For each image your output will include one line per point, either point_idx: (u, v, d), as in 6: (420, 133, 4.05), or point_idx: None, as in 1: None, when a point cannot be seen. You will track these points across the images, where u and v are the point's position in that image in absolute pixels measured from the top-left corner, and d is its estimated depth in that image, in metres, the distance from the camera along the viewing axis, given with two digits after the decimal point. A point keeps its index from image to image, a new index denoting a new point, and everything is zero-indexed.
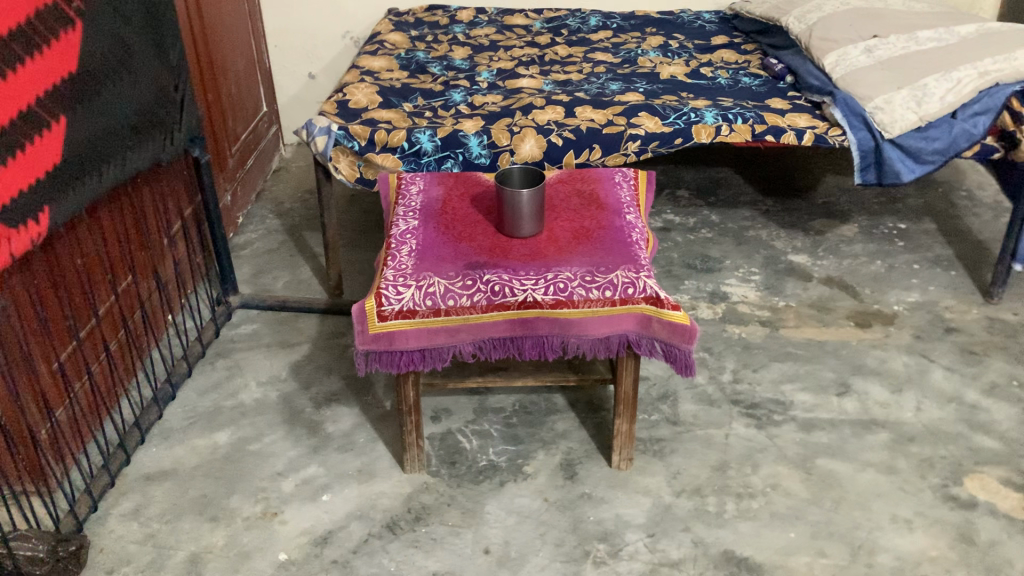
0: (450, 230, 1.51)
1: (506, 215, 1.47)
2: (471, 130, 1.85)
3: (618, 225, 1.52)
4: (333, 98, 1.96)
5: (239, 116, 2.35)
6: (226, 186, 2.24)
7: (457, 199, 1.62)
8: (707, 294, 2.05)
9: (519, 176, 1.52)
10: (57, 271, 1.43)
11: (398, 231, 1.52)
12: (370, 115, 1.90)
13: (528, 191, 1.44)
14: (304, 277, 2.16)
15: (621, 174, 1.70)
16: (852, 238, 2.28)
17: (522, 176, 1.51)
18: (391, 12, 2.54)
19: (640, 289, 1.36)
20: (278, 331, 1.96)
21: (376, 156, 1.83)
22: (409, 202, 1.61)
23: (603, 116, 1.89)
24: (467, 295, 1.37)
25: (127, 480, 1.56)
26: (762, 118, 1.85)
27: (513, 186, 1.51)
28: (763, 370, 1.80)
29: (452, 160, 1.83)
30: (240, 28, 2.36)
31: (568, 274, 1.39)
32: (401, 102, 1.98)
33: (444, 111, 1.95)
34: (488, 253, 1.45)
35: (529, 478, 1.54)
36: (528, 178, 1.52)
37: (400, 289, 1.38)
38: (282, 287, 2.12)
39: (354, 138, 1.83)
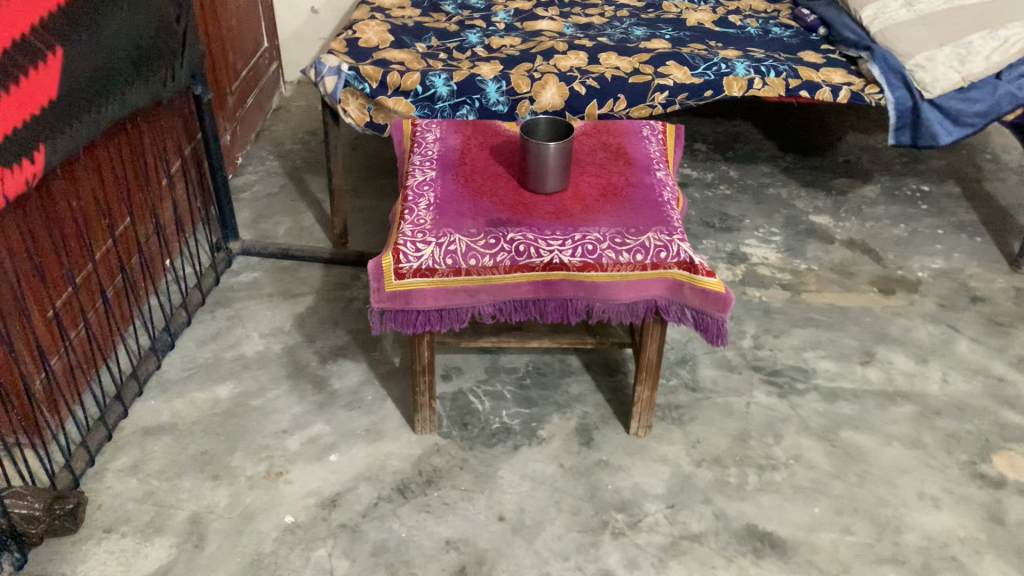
0: (470, 183, 1.44)
1: (530, 169, 1.39)
2: (489, 75, 1.75)
3: (647, 183, 1.45)
4: (342, 36, 1.86)
5: (239, 51, 2.23)
6: (226, 125, 2.14)
7: (476, 150, 1.53)
8: (726, 255, 2.00)
9: (544, 127, 1.42)
10: (53, 215, 1.34)
11: (414, 183, 1.44)
12: (382, 55, 1.80)
13: (555, 144, 1.35)
14: (307, 224, 2.07)
15: (649, 127, 1.62)
16: (875, 199, 2.21)
17: (548, 128, 1.42)
18: None
19: (672, 254, 1.30)
20: (280, 281, 1.88)
21: (388, 99, 1.74)
22: (426, 151, 1.52)
23: (629, 65, 1.79)
24: (489, 255, 1.30)
25: (125, 434, 1.49)
26: (795, 73, 1.76)
27: (538, 137, 1.42)
28: (785, 335, 1.75)
29: (467, 106, 1.74)
30: None
31: (597, 235, 1.32)
32: (414, 42, 1.87)
33: (460, 53, 1.84)
34: (511, 210, 1.37)
35: (543, 443, 1.48)
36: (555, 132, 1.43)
37: (419, 246, 1.30)
38: (285, 233, 2.04)
39: (365, 79, 1.74)
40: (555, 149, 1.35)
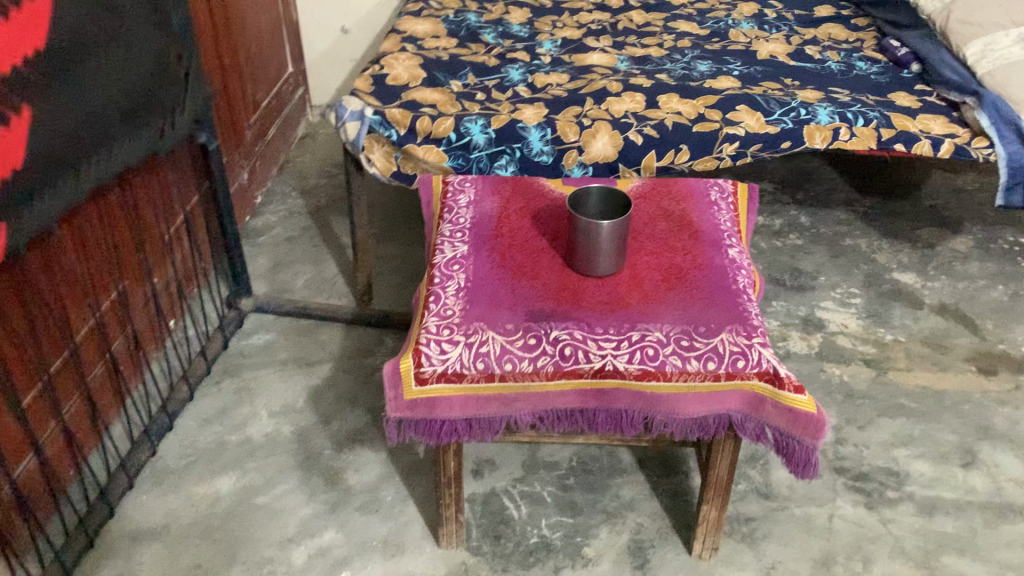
0: (507, 261, 1.22)
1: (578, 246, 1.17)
2: (532, 122, 1.54)
3: (718, 263, 1.21)
4: (367, 71, 1.65)
5: (260, 80, 2.04)
6: (243, 163, 1.95)
7: (515, 217, 1.31)
8: (799, 321, 1.76)
9: (595, 199, 1.20)
10: (18, 300, 1.15)
11: (442, 259, 1.22)
12: (412, 95, 1.60)
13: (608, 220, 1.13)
14: (329, 275, 1.87)
15: (717, 189, 1.38)
16: (967, 254, 1.95)
17: (601, 200, 1.20)
18: None
19: (752, 362, 1.07)
20: (295, 345, 1.68)
21: (417, 147, 1.54)
22: (457, 218, 1.31)
23: (692, 109, 1.56)
24: (529, 358, 1.08)
25: (110, 539, 1.30)
26: (888, 121, 1.52)
27: (588, 208, 1.20)
28: (871, 427, 1.52)
29: (507, 155, 1.53)
30: None
31: (659, 335, 1.09)
32: (449, 79, 1.67)
33: (500, 93, 1.64)
34: (556, 298, 1.15)
35: (589, 565, 1.26)
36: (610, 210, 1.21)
37: (445, 345, 1.08)
38: (304, 286, 1.84)
39: (392, 124, 1.54)
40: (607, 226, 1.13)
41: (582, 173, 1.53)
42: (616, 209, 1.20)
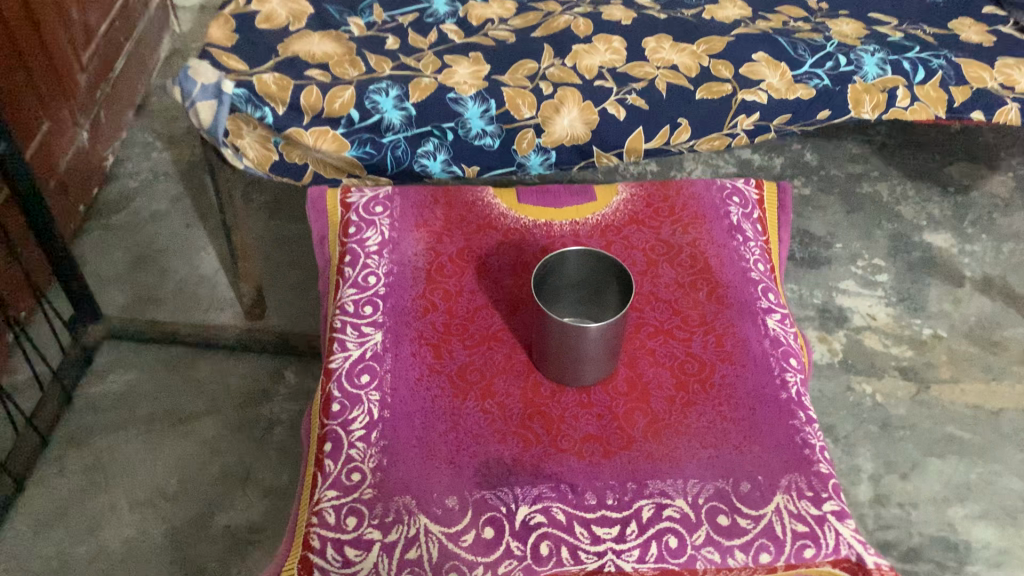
0: (445, 364, 0.81)
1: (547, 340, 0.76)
2: (468, 90, 1.08)
3: (755, 350, 0.82)
4: (228, 7, 1.17)
5: None
6: (79, 120, 1.47)
7: (452, 271, 0.89)
8: (816, 312, 1.40)
9: (575, 270, 0.79)
10: None
11: (343, 366, 0.81)
12: (294, 48, 1.12)
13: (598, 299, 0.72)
14: (207, 273, 1.44)
15: (738, 203, 0.97)
16: (1009, 200, 1.59)
17: (584, 270, 0.79)
18: None
19: (826, 546, 0.70)
20: (166, 389, 1.28)
21: (305, 133, 1.08)
22: (365, 277, 0.88)
23: (693, 61, 1.11)
24: (485, 562, 0.69)
25: None
26: (958, 72, 1.10)
27: (563, 276, 0.79)
28: (917, 474, 1.19)
29: (435, 138, 1.09)
30: None
31: (681, 508, 0.71)
32: (346, 15, 1.19)
33: (420, 36, 1.17)
34: (521, 438, 0.75)
35: None
36: (602, 292, 0.80)
37: (352, 548, 0.69)
38: (175, 293, 1.41)
39: (265, 100, 1.06)
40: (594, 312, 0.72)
41: (541, 159, 1.11)
42: (609, 284, 0.78)
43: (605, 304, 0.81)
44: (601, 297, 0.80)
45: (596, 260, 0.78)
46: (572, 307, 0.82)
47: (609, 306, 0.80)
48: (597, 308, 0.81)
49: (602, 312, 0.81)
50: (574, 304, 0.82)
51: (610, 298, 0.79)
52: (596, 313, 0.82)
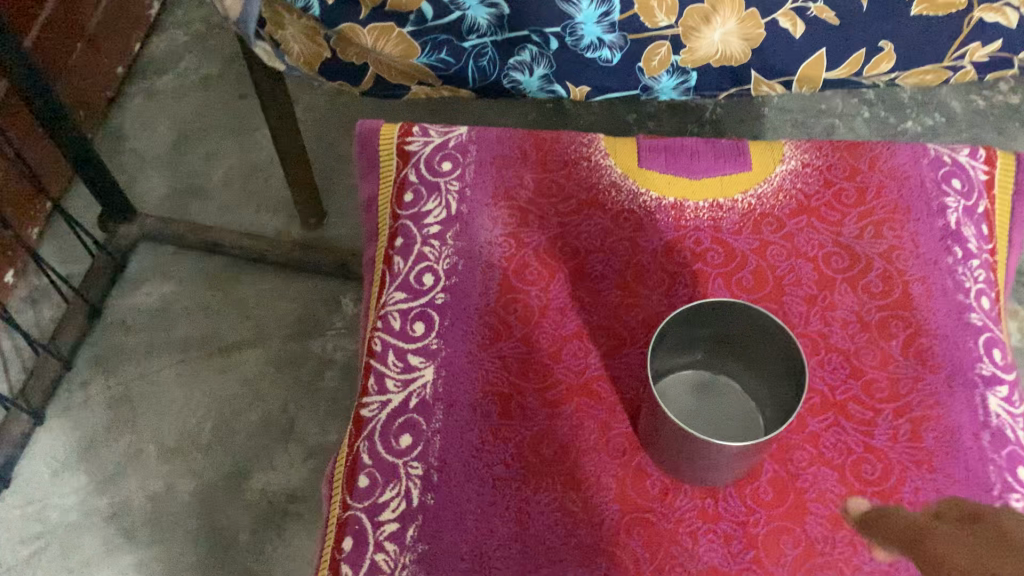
0: (515, 430, 0.58)
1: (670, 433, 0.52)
2: None
3: (967, 452, 0.57)
4: None
5: None
6: None
7: (537, 278, 0.65)
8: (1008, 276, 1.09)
9: (716, 320, 0.54)
10: None
11: (379, 418, 0.59)
12: None
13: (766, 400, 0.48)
14: (260, 161, 1.22)
15: (961, 191, 0.67)
16: None
17: (758, 330, 0.53)
18: None
19: None
20: (205, 309, 1.09)
21: (362, 31, 0.80)
22: (419, 277, 0.65)
23: None
24: None
25: None
26: None
27: (721, 326, 0.54)
28: None
29: (533, 45, 0.80)
30: None
31: None
32: None
33: None
34: (614, 560, 0.54)
35: None
36: (750, 349, 0.55)
37: None
38: (222, 185, 1.20)
39: None
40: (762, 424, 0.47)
41: (676, 83, 0.82)
42: (768, 346, 0.53)
43: (750, 362, 0.56)
44: (750, 354, 0.55)
45: (755, 315, 0.52)
46: (699, 358, 0.57)
47: (758, 366, 0.55)
48: (736, 363, 0.57)
49: (743, 369, 0.57)
50: (703, 354, 0.57)
51: (762, 359, 0.55)
52: (731, 368, 0.57)
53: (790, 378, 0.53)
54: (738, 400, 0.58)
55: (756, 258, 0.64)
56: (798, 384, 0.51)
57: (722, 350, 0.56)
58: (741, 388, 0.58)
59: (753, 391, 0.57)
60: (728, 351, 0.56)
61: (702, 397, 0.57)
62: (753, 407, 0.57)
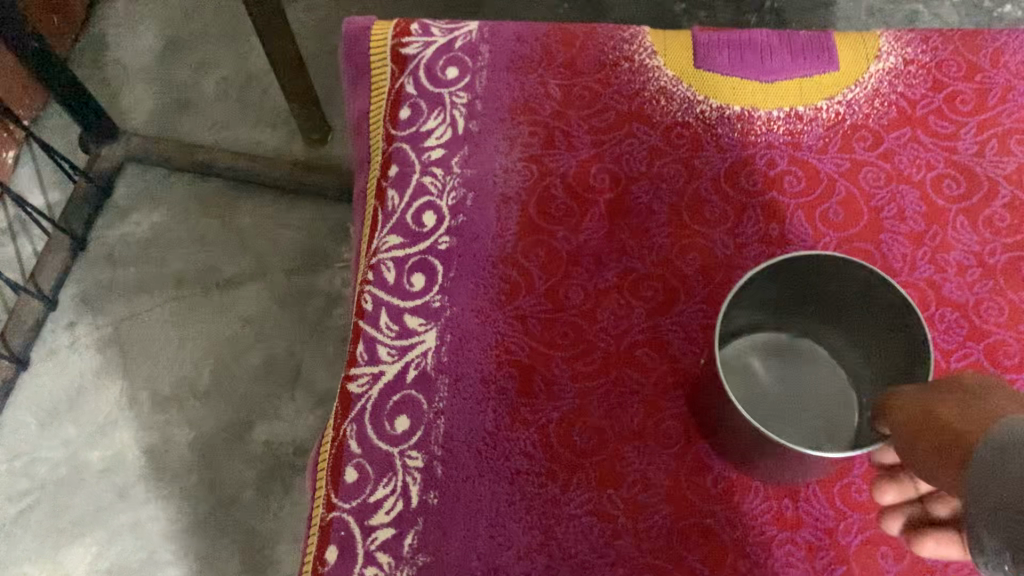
0: (541, 409, 0.47)
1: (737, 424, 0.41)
2: None
3: None
4: None
5: None
6: None
7: (567, 214, 0.52)
8: None
9: (808, 280, 0.42)
10: None
11: (369, 395, 0.47)
12: None
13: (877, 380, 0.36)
14: (257, 69, 1.08)
15: None
16: None
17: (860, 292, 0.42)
18: None
19: None
20: (200, 239, 0.98)
21: None
22: (419, 215, 0.52)
23: None
24: None
25: None
26: None
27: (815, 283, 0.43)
28: None
29: None
30: None
31: None
32: None
33: None
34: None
35: None
36: (853, 314, 0.43)
37: None
38: (216, 97, 1.07)
39: None
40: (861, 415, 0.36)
41: None
42: (874, 314, 0.42)
43: (845, 324, 0.45)
44: (847, 317, 0.44)
45: (862, 278, 0.41)
46: (783, 317, 0.46)
47: (858, 331, 0.44)
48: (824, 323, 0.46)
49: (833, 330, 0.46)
50: (787, 313, 0.46)
51: (862, 323, 0.43)
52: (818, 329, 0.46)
53: (898, 352, 0.42)
54: (830, 374, 0.47)
55: (845, 186, 0.51)
56: (910, 360, 0.40)
57: (813, 311, 0.45)
58: (829, 355, 0.47)
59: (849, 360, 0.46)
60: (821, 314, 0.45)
61: (785, 367, 0.47)
62: (848, 382, 0.46)
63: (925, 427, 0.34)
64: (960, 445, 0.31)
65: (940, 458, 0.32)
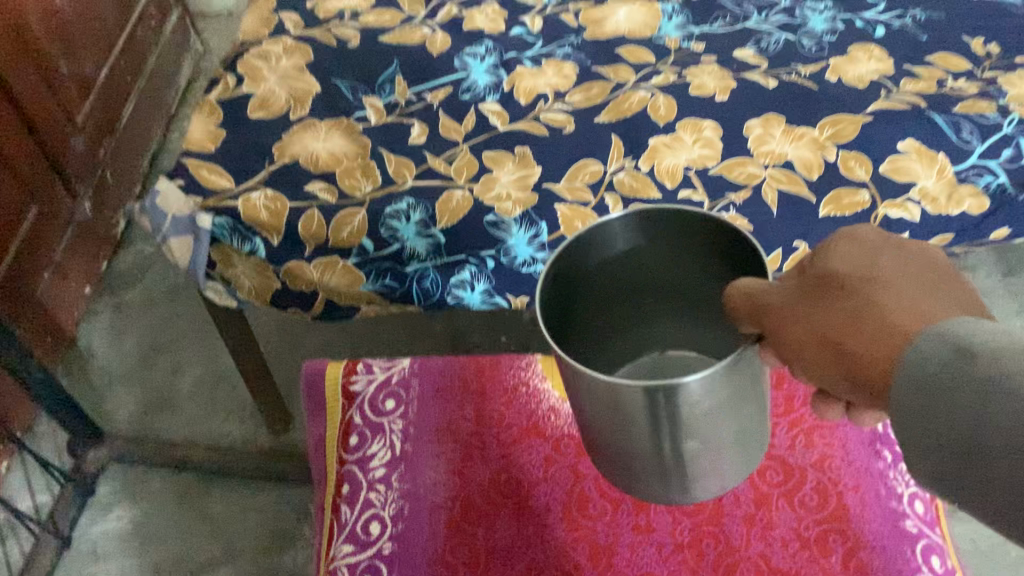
0: None
1: (631, 440, 0.47)
2: (512, 208, 0.83)
3: None
4: (214, 91, 0.96)
5: (85, 42, 1.32)
6: (79, 190, 1.27)
7: (485, 513, 0.67)
8: None
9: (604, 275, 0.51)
10: None
11: None
12: (294, 154, 0.88)
13: (742, 344, 0.41)
14: (227, 368, 1.24)
15: None
16: None
17: (650, 250, 0.51)
18: None
19: None
20: (175, 529, 1.09)
21: (307, 265, 0.83)
22: (367, 526, 0.66)
23: (815, 154, 0.82)
24: None
25: None
26: None
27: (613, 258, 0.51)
28: None
29: (473, 266, 0.82)
30: None
31: None
32: (360, 94, 0.94)
33: (451, 123, 0.91)
34: None
35: None
36: (653, 265, 0.51)
37: None
38: (191, 396, 1.22)
39: (252, 227, 0.83)
40: (725, 373, 0.42)
41: None
42: (669, 265, 0.51)
43: (668, 294, 0.53)
44: (660, 285, 0.53)
45: (625, 244, 0.50)
46: (631, 317, 0.55)
47: (685, 289, 0.53)
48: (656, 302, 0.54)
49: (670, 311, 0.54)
50: (633, 311, 0.55)
51: (682, 282, 0.52)
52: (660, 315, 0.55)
53: (705, 273, 0.50)
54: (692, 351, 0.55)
55: None
56: (714, 257, 0.48)
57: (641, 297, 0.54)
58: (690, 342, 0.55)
59: (680, 320, 0.55)
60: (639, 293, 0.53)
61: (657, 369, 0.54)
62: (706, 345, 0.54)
63: (808, 331, 0.38)
64: (862, 340, 0.36)
65: (839, 353, 0.37)
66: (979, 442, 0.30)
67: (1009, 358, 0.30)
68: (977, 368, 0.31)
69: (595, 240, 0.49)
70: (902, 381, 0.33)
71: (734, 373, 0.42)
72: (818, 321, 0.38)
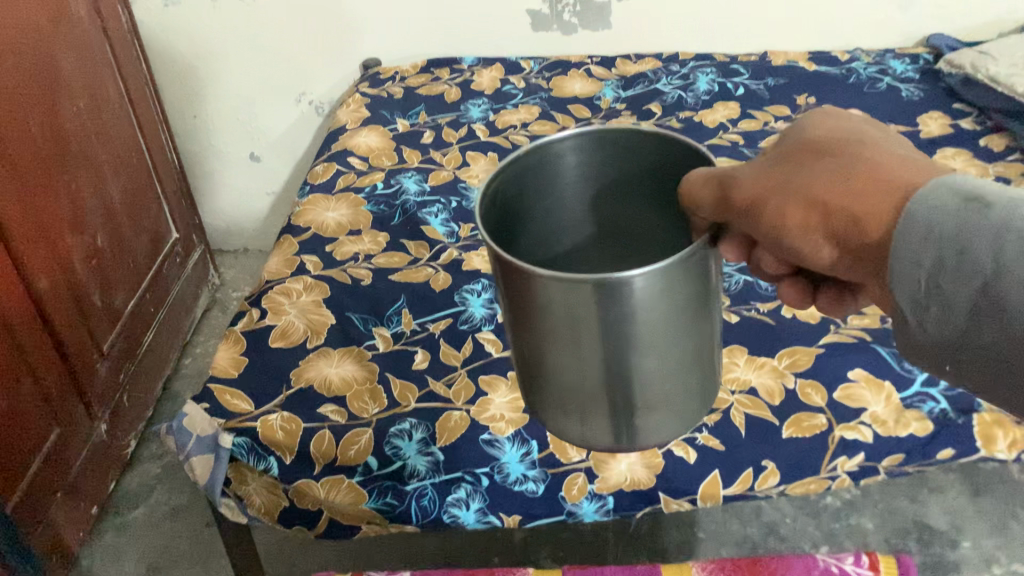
0: None
1: (587, 364, 0.50)
2: (506, 427, 0.92)
3: None
4: (240, 323, 1.07)
5: (118, 278, 1.46)
6: (98, 411, 1.35)
7: None
8: None
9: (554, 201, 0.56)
10: None
11: None
12: (310, 377, 0.98)
13: (690, 246, 0.46)
14: None
15: None
16: None
17: (607, 186, 0.57)
18: (365, 89, 1.64)
19: None
20: None
21: (315, 483, 0.90)
22: None
23: (775, 381, 0.93)
24: None
25: None
26: None
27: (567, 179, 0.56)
28: None
29: (467, 483, 0.88)
30: (118, 133, 1.48)
31: None
32: (371, 325, 1.06)
33: (453, 350, 1.02)
34: None
35: None
36: (600, 194, 0.57)
37: None
38: None
39: (269, 449, 0.91)
40: (669, 284, 0.45)
41: (597, 506, 0.87)
42: (630, 206, 0.57)
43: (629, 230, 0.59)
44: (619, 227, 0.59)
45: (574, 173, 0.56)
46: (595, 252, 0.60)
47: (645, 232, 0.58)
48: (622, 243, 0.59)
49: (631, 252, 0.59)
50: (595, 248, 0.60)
51: (637, 220, 0.58)
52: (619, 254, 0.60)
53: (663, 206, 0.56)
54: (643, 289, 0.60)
55: None
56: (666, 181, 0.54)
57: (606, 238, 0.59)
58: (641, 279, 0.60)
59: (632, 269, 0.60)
60: (584, 235, 0.59)
61: None
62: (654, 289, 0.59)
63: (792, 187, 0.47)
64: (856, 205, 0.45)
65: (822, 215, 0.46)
66: (1002, 279, 0.39)
67: (1019, 204, 0.40)
68: (993, 216, 0.40)
69: (543, 163, 0.54)
70: (912, 228, 0.42)
71: (681, 275, 0.46)
72: (801, 183, 0.47)
